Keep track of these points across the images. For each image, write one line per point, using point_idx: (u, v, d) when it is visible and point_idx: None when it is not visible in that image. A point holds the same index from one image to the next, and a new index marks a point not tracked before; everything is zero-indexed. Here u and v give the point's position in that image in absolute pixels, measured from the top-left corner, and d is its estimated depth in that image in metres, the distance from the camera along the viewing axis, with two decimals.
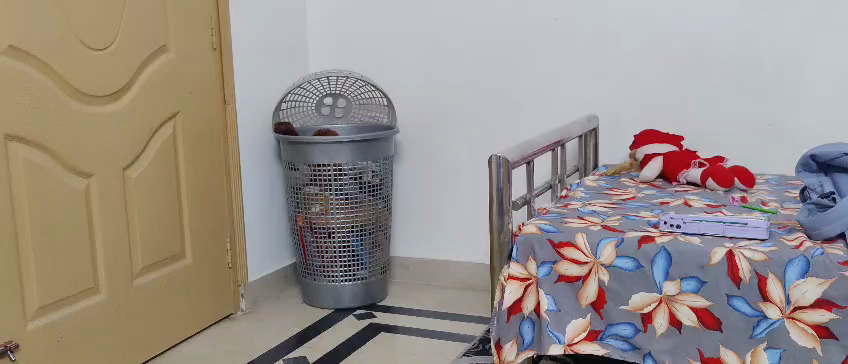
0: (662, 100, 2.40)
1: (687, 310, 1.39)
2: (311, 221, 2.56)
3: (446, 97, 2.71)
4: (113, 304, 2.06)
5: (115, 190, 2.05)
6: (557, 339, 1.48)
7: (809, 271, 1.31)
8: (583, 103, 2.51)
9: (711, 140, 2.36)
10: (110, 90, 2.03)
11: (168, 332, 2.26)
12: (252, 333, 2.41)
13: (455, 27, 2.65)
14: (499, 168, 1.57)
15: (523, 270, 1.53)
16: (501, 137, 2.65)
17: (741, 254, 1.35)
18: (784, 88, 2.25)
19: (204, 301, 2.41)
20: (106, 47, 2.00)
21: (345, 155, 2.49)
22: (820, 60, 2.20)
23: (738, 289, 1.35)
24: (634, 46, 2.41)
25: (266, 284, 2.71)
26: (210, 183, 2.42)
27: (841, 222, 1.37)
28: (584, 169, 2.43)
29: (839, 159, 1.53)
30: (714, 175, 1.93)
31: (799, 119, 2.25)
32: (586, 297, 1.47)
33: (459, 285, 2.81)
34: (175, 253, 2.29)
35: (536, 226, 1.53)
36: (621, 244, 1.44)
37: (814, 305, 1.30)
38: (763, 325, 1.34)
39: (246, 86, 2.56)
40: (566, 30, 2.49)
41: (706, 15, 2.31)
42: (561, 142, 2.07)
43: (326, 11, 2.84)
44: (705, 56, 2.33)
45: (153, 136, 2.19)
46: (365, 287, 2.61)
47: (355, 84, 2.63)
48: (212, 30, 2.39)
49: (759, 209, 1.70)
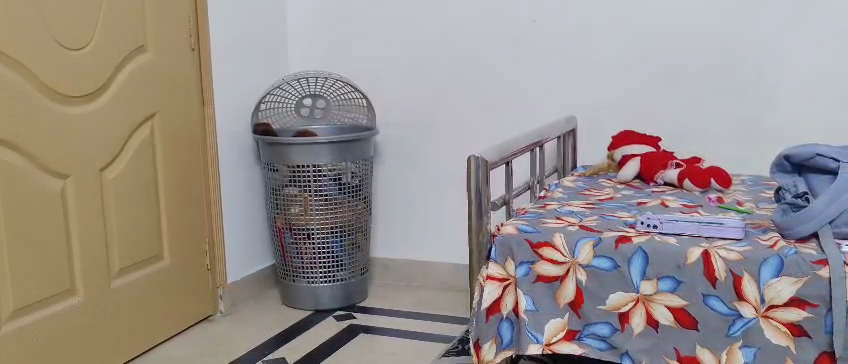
0: (640, 102, 2.42)
1: (663, 310, 1.40)
2: (291, 222, 2.55)
3: (426, 98, 2.72)
4: (89, 307, 2.04)
5: (91, 191, 2.03)
6: (535, 338, 1.50)
7: (782, 270, 1.32)
8: (562, 106, 2.53)
9: (688, 142, 2.38)
10: (88, 90, 2.01)
11: (147, 335, 2.25)
12: (231, 335, 2.40)
13: (436, 29, 2.65)
14: (478, 168, 1.58)
15: (502, 270, 1.53)
16: (481, 137, 2.66)
17: (717, 253, 1.36)
18: (759, 89, 2.28)
19: (183, 303, 2.40)
20: (81, 48, 1.98)
21: (325, 155, 2.48)
22: (795, 61, 2.23)
23: (714, 289, 1.36)
24: (611, 48, 2.43)
25: (245, 285, 2.70)
26: (189, 184, 2.41)
27: (813, 222, 1.39)
28: (563, 170, 2.45)
29: (812, 160, 1.54)
30: (691, 176, 1.96)
31: (776, 119, 2.27)
32: (564, 297, 1.48)
33: (441, 286, 2.81)
34: (153, 255, 2.27)
35: (514, 227, 1.54)
36: (599, 244, 1.44)
37: (787, 304, 1.32)
38: (738, 324, 1.35)
39: (225, 86, 2.55)
40: (544, 32, 2.51)
41: (683, 17, 2.33)
42: (539, 143, 2.08)
43: (305, 13, 2.83)
44: (683, 57, 2.35)
45: (130, 137, 2.17)
46: (344, 289, 2.61)
47: (334, 84, 2.64)
48: (191, 31, 2.38)
49: (735, 209, 1.73)
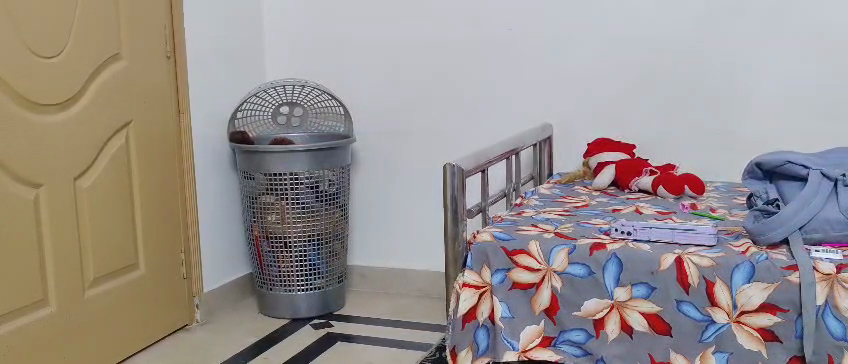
0: (612, 108, 2.44)
1: (637, 316, 1.41)
2: (268, 231, 2.54)
3: (403, 108, 2.72)
4: (61, 317, 2.02)
5: (66, 199, 2.02)
6: (511, 345, 1.48)
7: (754, 276, 1.34)
8: (538, 114, 2.54)
9: (662, 149, 2.40)
10: (61, 99, 2.00)
11: (122, 345, 2.23)
12: (207, 344, 2.38)
13: (411, 38, 2.66)
14: (454, 176, 1.59)
15: (478, 277, 1.53)
16: (457, 144, 2.66)
17: (689, 259, 1.38)
18: (732, 97, 2.31)
19: (158, 312, 2.38)
20: (54, 56, 1.97)
21: (301, 163, 2.48)
22: (765, 69, 2.26)
23: (687, 295, 1.37)
24: (585, 56, 2.45)
25: (222, 294, 2.68)
26: (164, 193, 2.39)
27: (784, 228, 1.40)
28: (539, 177, 2.46)
29: (783, 167, 1.56)
30: (665, 183, 1.98)
31: (747, 127, 2.31)
32: (540, 304, 1.48)
33: (418, 293, 2.81)
34: (128, 265, 2.25)
35: (490, 234, 1.54)
36: (573, 251, 1.45)
37: (759, 310, 1.33)
38: (711, 330, 1.37)
39: (201, 94, 2.54)
40: (518, 41, 2.53)
41: (656, 26, 2.36)
42: (515, 151, 2.09)
43: (281, 20, 2.83)
44: (656, 66, 2.37)
45: (105, 146, 2.16)
46: (322, 297, 2.60)
47: (311, 92, 2.64)
48: (166, 38, 2.37)
49: (708, 216, 1.74)
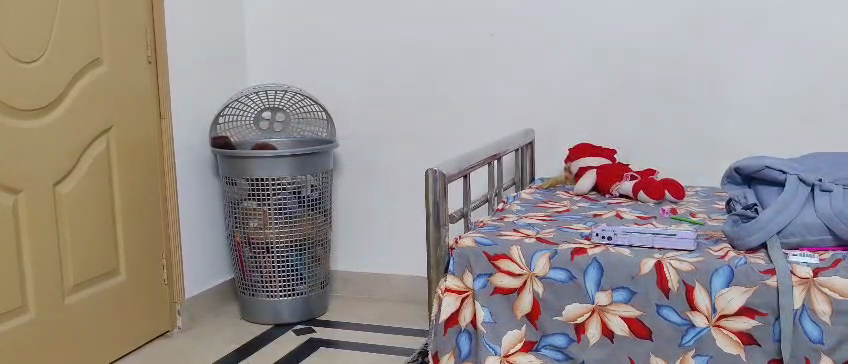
0: (594, 113, 2.46)
1: (618, 320, 1.42)
2: (250, 236, 2.53)
3: (385, 112, 2.72)
4: (43, 323, 2.01)
5: (45, 205, 2.00)
6: (493, 350, 1.47)
7: (733, 280, 1.35)
8: (520, 119, 2.55)
9: (643, 154, 2.42)
10: (41, 104, 1.98)
11: (103, 352, 2.21)
12: (188, 350, 2.37)
13: (392, 44, 2.67)
14: (436, 181, 1.60)
15: (460, 282, 1.53)
16: (440, 148, 2.67)
17: (669, 264, 1.39)
18: (711, 102, 2.33)
19: (140, 318, 2.37)
20: (34, 60, 1.96)
21: (283, 168, 2.47)
22: (743, 74, 2.29)
23: (667, 299, 1.39)
24: (566, 61, 2.47)
25: (203, 300, 2.66)
26: (145, 199, 2.37)
27: (762, 233, 1.42)
28: (521, 182, 2.48)
29: (760, 172, 1.59)
30: (645, 188, 2.00)
31: (726, 133, 2.33)
32: (522, 309, 1.48)
33: (401, 298, 2.81)
34: (108, 271, 2.23)
35: (472, 239, 1.54)
36: (555, 256, 1.46)
37: (738, 313, 1.35)
38: (691, 333, 1.38)
39: (182, 100, 2.53)
40: (500, 46, 2.54)
41: (636, 31, 2.38)
42: (497, 156, 2.09)
43: (263, 25, 2.82)
44: (635, 70, 2.39)
45: (85, 152, 2.14)
46: (304, 302, 2.60)
47: (293, 98, 2.65)
48: (147, 44, 2.36)
49: (688, 221, 1.76)
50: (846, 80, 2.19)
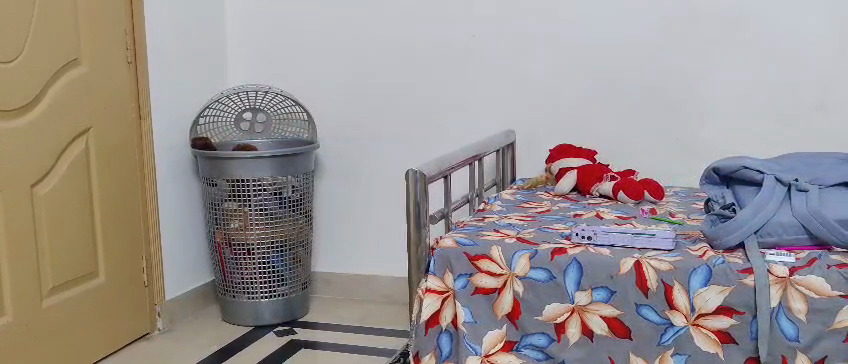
0: (574, 114, 2.47)
1: (598, 320, 1.43)
2: (231, 237, 2.52)
3: (367, 113, 2.72)
4: (19, 327, 1.99)
5: (23, 206, 1.99)
6: (474, 350, 1.48)
7: (711, 279, 1.36)
8: (501, 119, 2.56)
9: (622, 155, 2.44)
10: (20, 104, 1.97)
11: (81, 356, 2.19)
12: (169, 352, 2.35)
13: (374, 44, 2.67)
14: (416, 183, 1.60)
15: (441, 282, 1.53)
16: (421, 149, 2.67)
17: (648, 263, 1.40)
18: (691, 103, 2.35)
19: (119, 320, 2.35)
20: (13, 60, 1.94)
21: (264, 170, 2.46)
22: (722, 75, 2.31)
23: (646, 298, 1.40)
24: (548, 62, 2.48)
25: (183, 302, 2.65)
26: (125, 200, 2.36)
27: (740, 233, 1.43)
28: (502, 183, 2.52)
29: (738, 171, 1.61)
30: (625, 188, 2.01)
31: (706, 133, 2.35)
32: (502, 308, 1.48)
33: (383, 299, 2.82)
34: (88, 272, 2.22)
35: (453, 240, 1.54)
36: (535, 256, 1.47)
37: (716, 312, 1.36)
38: (670, 332, 1.39)
39: (162, 100, 2.51)
40: (481, 47, 2.55)
41: (617, 31, 2.39)
42: (478, 156, 2.10)
43: (244, 26, 2.81)
44: (616, 71, 2.41)
45: (64, 152, 2.12)
46: (285, 304, 2.59)
47: (275, 99, 2.64)
48: (127, 44, 2.34)
49: (667, 220, 1.77)
50: (824, 81, 2.22)
